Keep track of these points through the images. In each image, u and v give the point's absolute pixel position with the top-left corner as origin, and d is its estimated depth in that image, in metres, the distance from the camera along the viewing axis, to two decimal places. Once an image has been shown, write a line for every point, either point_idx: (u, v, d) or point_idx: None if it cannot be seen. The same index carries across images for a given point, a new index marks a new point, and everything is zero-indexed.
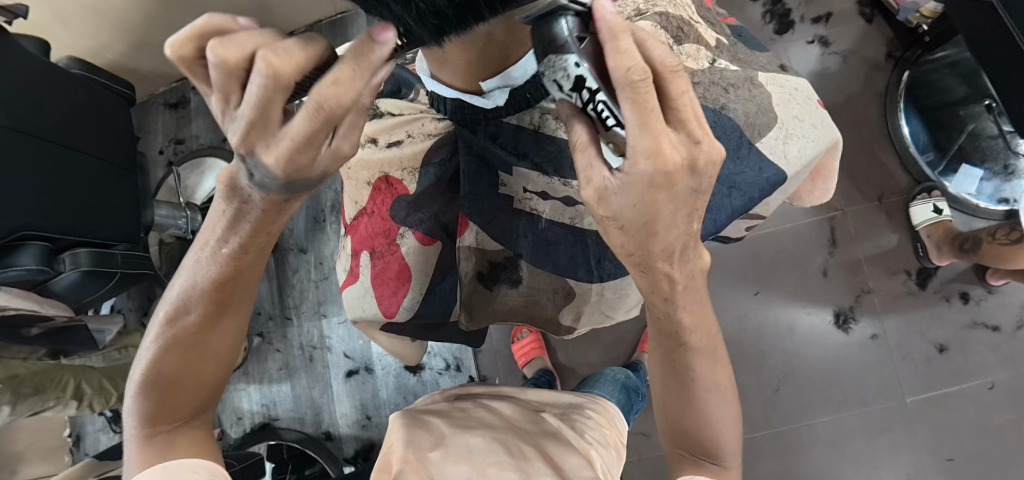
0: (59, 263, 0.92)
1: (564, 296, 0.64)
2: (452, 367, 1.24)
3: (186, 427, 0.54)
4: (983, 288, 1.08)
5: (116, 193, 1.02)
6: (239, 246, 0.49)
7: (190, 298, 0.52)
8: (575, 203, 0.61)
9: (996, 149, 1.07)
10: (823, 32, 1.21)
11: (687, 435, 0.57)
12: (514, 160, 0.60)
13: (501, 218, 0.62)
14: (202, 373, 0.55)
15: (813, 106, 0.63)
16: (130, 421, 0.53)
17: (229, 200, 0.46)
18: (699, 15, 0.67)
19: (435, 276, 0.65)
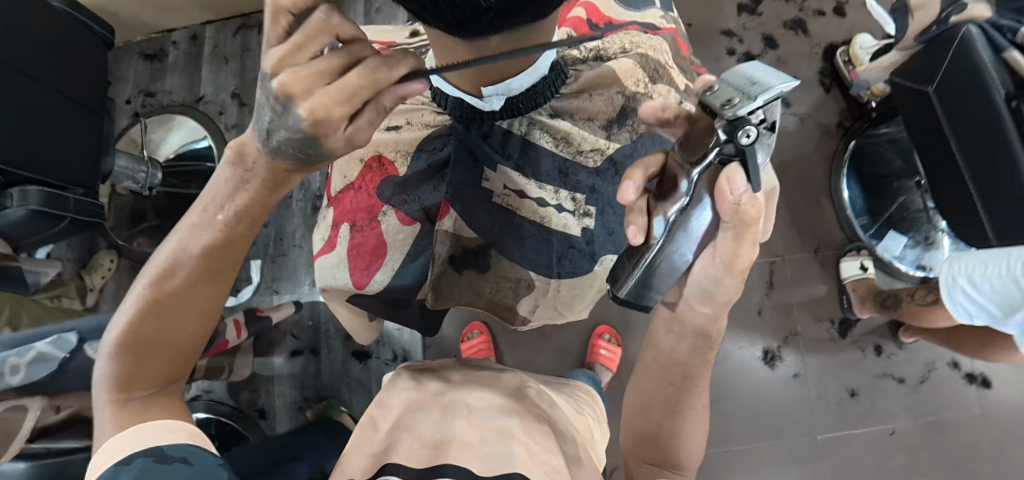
0: (6, 198, 0.88)
1: (524, 287, 0.71)
2: (399, 359, 1.25)
3: (163, 392, 0.59)
4: (895, 343, 1.20)
5: (80, 137, 0.98)
6: (235, 215, 0.55)
7: (168, 264, 0.56)
8: (547, 205, 0.67)
9: (920, 221, 1.19)
10: (786, 94, 1.32)
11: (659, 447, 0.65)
12: (499, 158, 0.65)
13: (478, 208, 0.67)
14: (173, 340, 0.58)
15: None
16: (103, 385, 0.56)
17: (233, 177, 0.54)
18: (674, 61, 0.71)
19: (408, 256, 0.68)
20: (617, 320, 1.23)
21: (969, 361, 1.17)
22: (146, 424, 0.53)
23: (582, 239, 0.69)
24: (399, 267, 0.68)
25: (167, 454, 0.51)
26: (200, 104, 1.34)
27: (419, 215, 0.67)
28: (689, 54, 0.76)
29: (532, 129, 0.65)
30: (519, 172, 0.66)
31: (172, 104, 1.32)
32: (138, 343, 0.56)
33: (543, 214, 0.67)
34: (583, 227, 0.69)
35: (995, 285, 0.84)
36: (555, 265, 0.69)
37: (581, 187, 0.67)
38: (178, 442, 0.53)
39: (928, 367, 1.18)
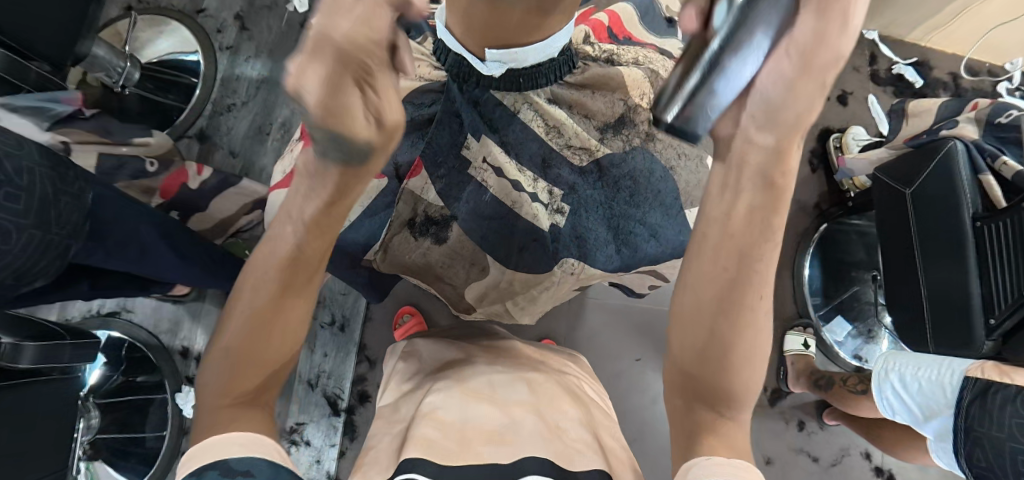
0: None
1: (478, 272, 0.70)
2: (337, 324, 1.22)
3: (258, 400, 0.52)
4: (818, 422, 1.23)
5: (73, 13, 0.93)
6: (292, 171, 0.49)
7: (251, 253, 0.51)
8: (521, 191, 0.64)
9: (868, 313, 1.25)
10: None
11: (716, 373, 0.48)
12: (484, 129, 0.62)
13: (452, 176, 0.64)
14: (266, 340, 0.51)
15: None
16: (202, 396, 0.52)
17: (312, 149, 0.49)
18: None
19: (365, 210, 0.66)
20: (564, 338, 1.23)
21: (880, 455, 1.22)
22: (225, 434, 0.47)
23: (549, 236, 0.66)
24: (356, 220, 0.65)
25: (231, 468, 0.45)
26: (199, 16, 1.28)
27: (387, 171, 0.66)
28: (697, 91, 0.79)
29: (522, 106, 0.61)
30: (502, 147, 0.62)
31: (170, 8, 1.26)
32: (244, 345, 0.51)
33: (516, 198, 0.64)
34: (552, 225, 0.66)
35: (924, 388, 0.86)
36: (513, 257, 0.68)
37: (561, 183, 0.65)
38: (242, 457, 0.46)
39: (842, 451, 1.22)
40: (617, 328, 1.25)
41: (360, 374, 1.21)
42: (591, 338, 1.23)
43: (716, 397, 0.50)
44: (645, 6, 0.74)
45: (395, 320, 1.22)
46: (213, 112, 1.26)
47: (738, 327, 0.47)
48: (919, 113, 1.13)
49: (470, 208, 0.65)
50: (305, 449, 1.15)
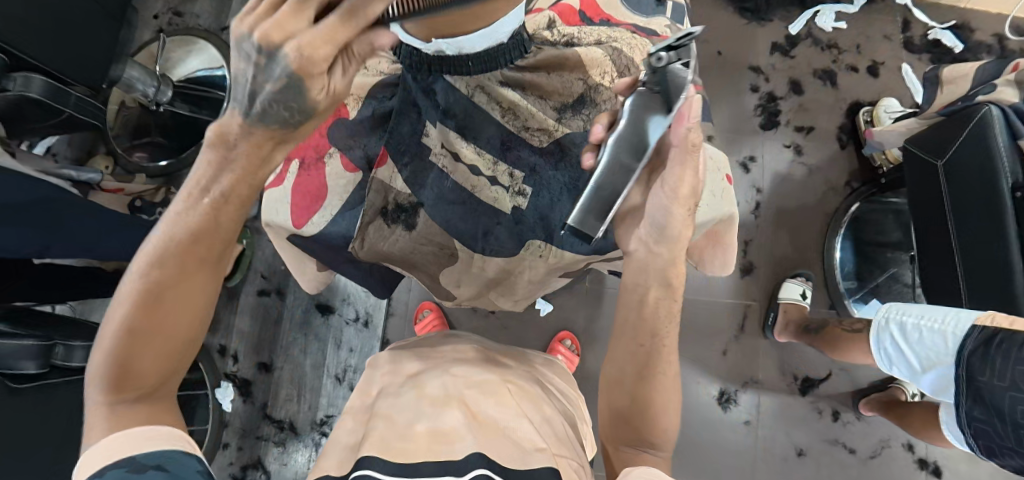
0: (8, 80, 0.91)
1: (446, 256, 0.67)
2: (360, 320, 1.26)
3: (154, 398, 0.49)
4: (854, 413, 1.17)
5: (98, 39, 1.01)
6: (221, 192, 0.46)
7: (157, 250, 0.46)
8: (480, 175, 0.63)
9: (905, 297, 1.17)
10: (799, 141, 1.30)
11: (632, 416, 0.54)
12: (438, 116, 0.61)
13: (416, 163, 0.63)
14: (167, 344, 0.48)
15: (717, 178, 0.62)
16: (92, 383, 0.48)
17: (213, 152, 0.45)
18: None
19: (345, 203, 0.66)
20: (582, 330, 1.22)
21: (925, 447, 1.15)
22: (129, 431, 0.46)
23: (511, 218, 0.64)
24: (337, 212, 0.65)
25: (140, 463, 0.44)
26: (224, 33, 1.36)
27: (362, 163, 0.66)
28: None
29: (473, 89, 0.60)
30: (460, 133, 0.62)
31: (196, 28, 1.35)
32: (128, 347, 0.47)
33: (474, 182, 0.63)
34: (513, 207, 0.64)
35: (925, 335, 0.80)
36: (480, 240, 0.65)
37: (521, 165, 0.63)
38: (161, 450, 0.46)
39: (882, 443, 1.16)
40: None
41: None
42: (611, 330, 1.22)
43: (637, 433, 0.54)
44: None
45: (415, 315, 1.25)
46: None
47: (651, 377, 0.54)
48: (953, 79, 1.05)
49: (440, 198, 0.63)
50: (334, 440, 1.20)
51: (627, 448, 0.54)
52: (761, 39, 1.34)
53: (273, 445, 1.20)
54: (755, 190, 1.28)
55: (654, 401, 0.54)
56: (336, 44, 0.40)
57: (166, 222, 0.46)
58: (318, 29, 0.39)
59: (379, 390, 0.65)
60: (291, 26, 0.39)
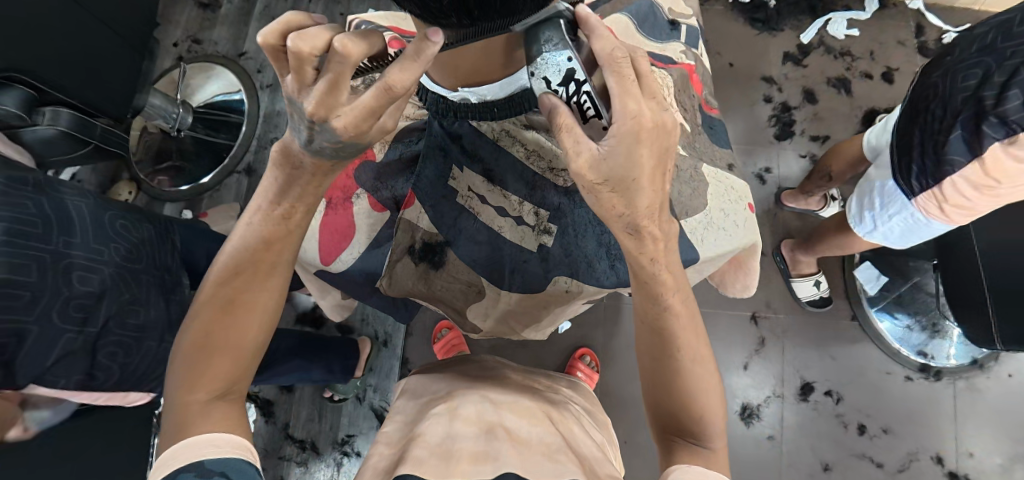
0: (38, 115, 0.93)
1: (473, 293, 0.62)
2: (380, 340, 1.27)
3: (226, 401, 0.49)
4: (881, 425, 1.15)
5: (122, 73, 1.04)
6: (285, 207, 0.50)
7: (232, 259, 0.50)
8: (506, 215, 0.61)
9: (926, 304, 1.16)
10: (816, 151, 1.29)
11: (675, 408, 0.53)
12: (463, 159, 0.60)
13: (442, 205, 0.60)
14: (238, 345, 0.50)
15: (741, 207, 0.61)
16: (167, 386, 0.49)
17: (279, 169, 0.48)
18: (673, 97, 0.64)
19: (373, 242, 0.62)
20: (601, 346, 1.22)
21: (955, 459, 1.13)
22: (200, 435, 0.46)
23: (536, 256, 0.60)
24: (364, 251, 0.62)
25: (207, 467, 0.44)
26: (241, 59, 1.39)
27: (390, 203, 0.63)
28: (704, 94, 0.72)
29: (501, 133, 0.60)
30: (484, 177, 0.60)
31: (215, 54, 1.37)
32: (205, 348, 0.49)
33: (501, 223, 0.61)
34: (539, 245, 0.60)
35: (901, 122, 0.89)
36: (507, 276, 0.61)
37: (547, 203, 0.60)
38: (226, 457, 0.45)
39: (910, 456, 1.14)
40: None
41: None
42: (630, 345, 1.22)
43: (685, 428, 0.53)
44: (643, 13, 0.73)
45: (435, 334, 1.26)
46: (258, 147, 1.35)
47: (679, 365, 0.52)
48: None
49: (463, 232, 0.61)
50: (356, 460, 1.21)
51: (679, 441, 0.53)
52: (772, 49, 1.34)
53: (296, 466, 1.21)
54: (773, 202, 1.27)
55: (691, 385, 0.53)
56: (375, 115, 0.42)
57: (242, 231, 0.51)
58: (358, 109, 0.41)
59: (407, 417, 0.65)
60: (332, 101, 0.41)
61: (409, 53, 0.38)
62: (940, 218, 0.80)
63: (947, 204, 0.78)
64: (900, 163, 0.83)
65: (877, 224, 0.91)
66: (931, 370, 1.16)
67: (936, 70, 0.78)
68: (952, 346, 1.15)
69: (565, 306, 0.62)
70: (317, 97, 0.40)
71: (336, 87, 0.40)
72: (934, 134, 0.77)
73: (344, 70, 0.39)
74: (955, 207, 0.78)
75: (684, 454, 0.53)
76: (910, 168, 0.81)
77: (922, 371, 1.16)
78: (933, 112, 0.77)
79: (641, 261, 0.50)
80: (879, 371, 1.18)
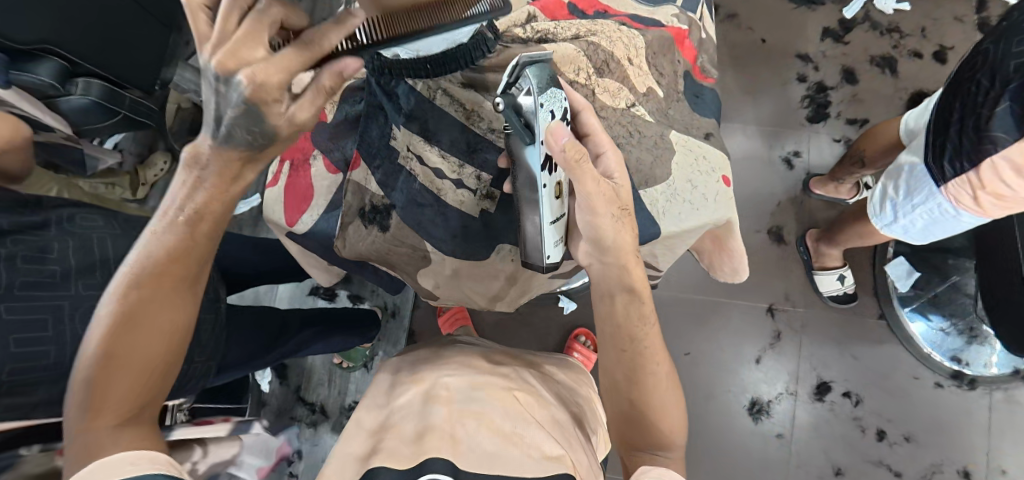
0: (71, 85, 0.99)
1: (419, 259, 0.58)
2: (388, 311, 1.30)
3: (140, 420, 0.44)
4: (902, 433, 1.08)
5: (147, 45, 1.09)
6: (194, 213, 0.45)
7: (137, 273, 0.45)
8: (444, 178, 0.57)
9: (966, 307, 1.08)
10: (852, 134, 1.19)
11: (636, 416, 0.53)
12: (401, 119, 0.55)
13: (384, 165, 0.56)
14: (152, 362, 0.45)
15: (713, 179, 0.56)
16: (68, 414, 0.42)
17: (190, 170, 0.44)
18: (649, 63, 0.58)
19: (329, 205, 0.59)
20: None
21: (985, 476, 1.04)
22: (112, 458, 0.40)
23: (479, 221, 0.58)
24: (322, 214, 0.59)
25: None
26: None
27: (341, 164, 0.59)
28: (698, 61, 0.65)
29: (435, 92, 0.56)
30: (423, 137, 0.56)
31: None
32: (110, 365, 0.43)
33: (440, 186, 0.56)
34: (482, 210, 0.57)
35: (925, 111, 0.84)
36: (452, 242, 0.57)
37: (489, 168, 0.57)
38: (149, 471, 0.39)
39: (933, 468, 1.05)
40: (664, 320, 1.17)
41: None
42: None
43: (644, 435, 0.53)
44: None
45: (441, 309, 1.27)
46: None
47: (637, 374, 0.52)
48: None
49: (413, 199, 0.56)
50: None
51: (635, 452, 0.52)
52: (811, 24, 1.25)
53: (304, 426, 1.26)
54: (801, 188, 1.19)
55: (652, 393, 0.52)
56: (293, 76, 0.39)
57: (145, 240, 0.45)
58: (273, 66, 0.38)
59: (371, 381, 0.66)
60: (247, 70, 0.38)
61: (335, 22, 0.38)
62: (972, 208, 0.73)
63: (983, 191, 0.70)
64: (935, 144, 0.75)
65: (897, 215, 0.84)
66: (965, 378, 1.07)
67: (987, 37, 0.69)
68: (992, 354, 1.06)
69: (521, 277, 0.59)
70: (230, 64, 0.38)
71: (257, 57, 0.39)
72: (976, 106, 0.68)
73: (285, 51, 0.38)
74: (991, 196, 0.70)
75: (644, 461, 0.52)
76: (943, 151, 0.73)
77: (954, 379, 1.08)
78: (980, 83, 0.67)
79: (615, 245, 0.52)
80: (907, 375, 1.10)
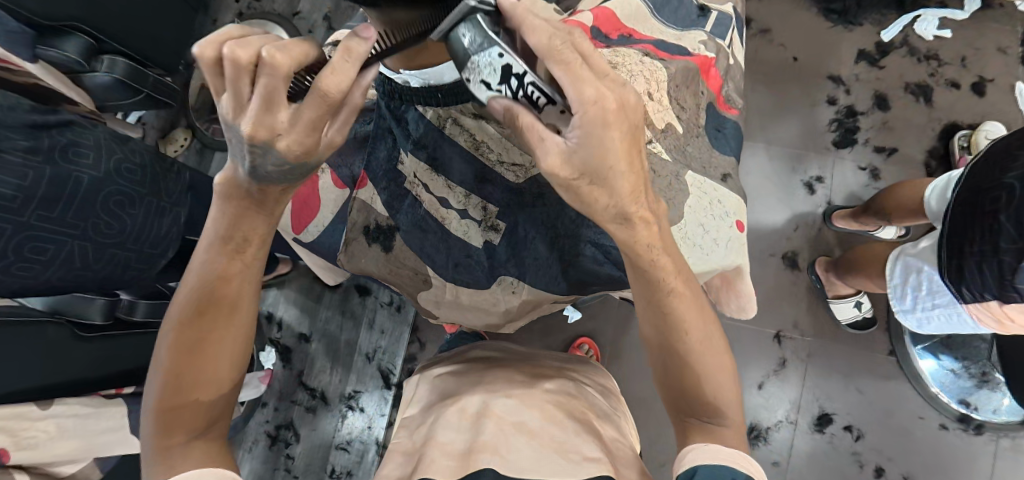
0: (97, 63, 1.00)
1: (419, 283, 0.60)
2: (393, 305, 1.32)
3: (206, 438, 0.49)
4: (902, 472, 1.06)
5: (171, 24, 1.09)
6: (239, 240, 0.45)
7: (188, 303, 0.46)
8: (450, 207, 0.58)
9: (981, 352, 1.05)
10: (878, 164, 1.16)
11: (684, 390, 0.53)
12: (408, 145, 0.57)
13: (390, 187, 0.57)
14: (213, 385, 0.48)
15: (726, 224, 0.56)
16: (145, 430, 0.48)
17: (226, 202, 0.44)
18: (671, 96, 0.56)
19: (334, 218, 0.62)
20: (607, 342, 1.18)
21: None
22: (191, 474, 0.46)
23: (482, 254, 0.59)
24: (328, 225, 0.62)
25: None
26: (295, 19, 1.42)
27: (348, 181, 0.61)
28: (722, 90, 0.64)
29: (446, 121, 0.56)
30: (431, 164, 0.57)
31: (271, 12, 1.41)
32: (175, 398, 0.47)
33: (445, 214, 0.58)
34: (485, 241, 0.59)
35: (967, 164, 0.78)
36: (454, 267, 0.59)
37: (493, 199, 0.58)
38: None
39: None
40: None
41: (410, 354, 1.30)
42: (638, 346, 1.18)
43: (693, 406, 0.53)
44: None
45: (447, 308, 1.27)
46: None
47: (686, 352, 0.51)
48: None
49: (418, 219, 0.58)
50: (360, 414, 1.28)
51: (687, 418, 0.53)
52: (846, 45, 1.21)
53: (302, 410, 1.27)
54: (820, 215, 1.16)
55: (700, 371, 0.52)
56: (321, 130, 0.38)
57: (193, 269, 0.46)
58: (300, 122, 0.37)
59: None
60: (269, 120, 0.37)
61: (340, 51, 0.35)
62: (993, 326, 0.77)
63: (1005, 320, 0.74)
64: (950, 265, 0.77)
65: (915, 306, 0.88)
66: (971, 422, 1.05)
67: (1015, 169, 0.68)
68: (1002, 399, 1.04)
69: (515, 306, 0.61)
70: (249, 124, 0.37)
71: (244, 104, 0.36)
72: (997, 250, 0.69)
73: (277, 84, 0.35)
74: (1010, 321, 0.74)
75: (694, 430, 0.52)
76: (961, 272, 0.75)
77: (960, 422, 1.06)
78: (1001, 226, 0.68)
79: (635, 250, 0.46)
80: (912, 414, 1.08)
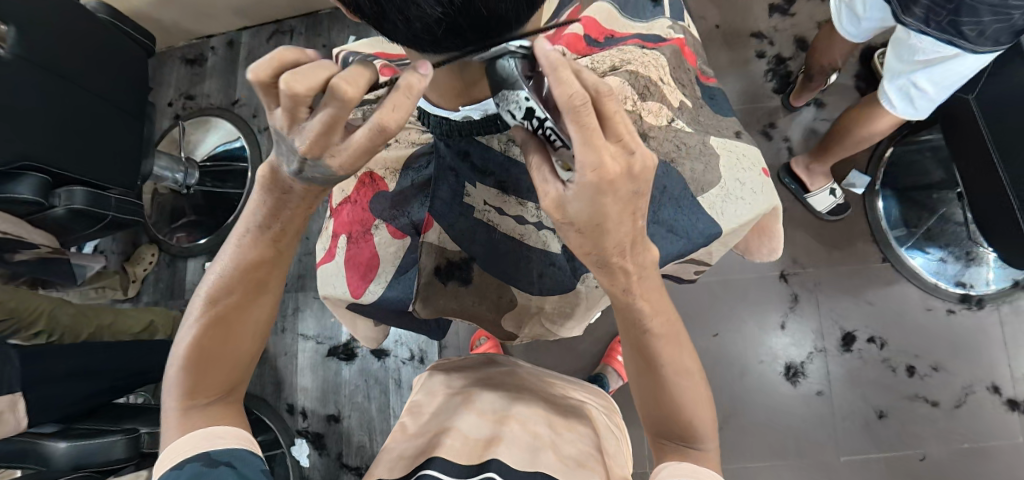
0: (55, 197, 0.95)
1: (506, 303, 0.64)
2: (415, 358, 1.27)
3: (226, 402, 0.51)
4: (930, 364, 1.13)
5: (121, 139, 1.05)
6: (278, 228, 0.47)
7: (229, 282, 0.48)
8: (526, 222, 0.61)
9: (960, 236, 1.15)
10: (818, 96, 1.26)
11: (664, 419, 0.53)
12: (476, 176, 0.59)
13: (464, 224, 0.60)
14: (241, 351, 0.51)
15: (756, 172, 0.62)
16: (169, 389, 0.49)
17: (267, 191, 0.44)
18: (672, 75, 0.64)
19: (400, 268, 0.63)
20: None
21: (1011, 386, 1.11)
22: (212, 427, 0.48)
23: (563, 256, 0.61)
24: (392, 279, 0.62)
25: (214, 458, 0.45)
26: (234, 107, 1.38)
27: (409, 229, 0.63)
28: (698, 64, 0.70)
29: (508, 144, 0.58)
30: (500, 189, 0.59)
31: (210, 107, 1.38)
32: (202, 359, 0.49)
33: (523, 230, 0.60)
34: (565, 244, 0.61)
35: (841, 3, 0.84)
36: (536, 281, 0.62)
37: None
38: (231, 446, 0.47)
39: (965, 390, 1.12)
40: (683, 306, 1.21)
41: None
42: None
43: (674, 432, 0.54)
44: None
45: (472, 342, 1.25)
46: None
47: (657, 375, 0.51)
48: None
49: (485, 244, 0.61)
50: None
51: (668, 444, 0.54)
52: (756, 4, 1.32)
53: None
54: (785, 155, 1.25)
55: (677, 397, 0.52)
56: (374, 151, 0.40)
57: (232, 250, 0.48)
58: (353, 148, 0.39)
59: (430, 410, 0.65)
60: (326, 141, 0.38)
61: (401, 90, 0.37)
62: None
63: None
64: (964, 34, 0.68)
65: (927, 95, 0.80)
66: (972, 299, 1.14)
67: None
68: (989, 271, 1.13)
69: (596, 302, 0.63)
70: (310, 137, 0.38)
71: (295, 121, 0.38)
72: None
73: (342, 111, 0.37)
74: None
75: (672, 454, 0.54)
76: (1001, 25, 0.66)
77: (963, 302, 1.14)
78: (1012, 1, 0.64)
79: (614, 292, 0.48)
80: (920, 309, 1.16)
